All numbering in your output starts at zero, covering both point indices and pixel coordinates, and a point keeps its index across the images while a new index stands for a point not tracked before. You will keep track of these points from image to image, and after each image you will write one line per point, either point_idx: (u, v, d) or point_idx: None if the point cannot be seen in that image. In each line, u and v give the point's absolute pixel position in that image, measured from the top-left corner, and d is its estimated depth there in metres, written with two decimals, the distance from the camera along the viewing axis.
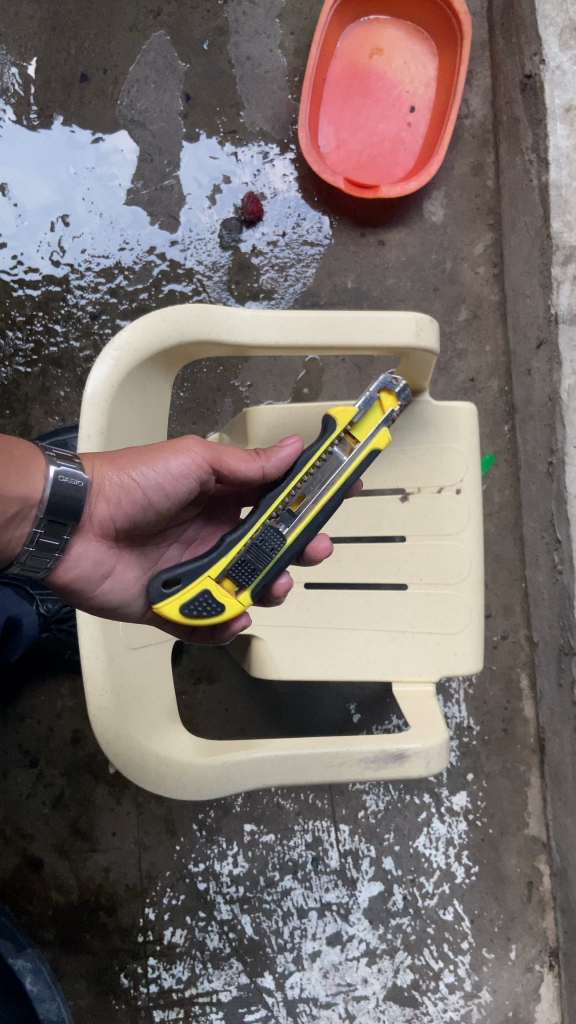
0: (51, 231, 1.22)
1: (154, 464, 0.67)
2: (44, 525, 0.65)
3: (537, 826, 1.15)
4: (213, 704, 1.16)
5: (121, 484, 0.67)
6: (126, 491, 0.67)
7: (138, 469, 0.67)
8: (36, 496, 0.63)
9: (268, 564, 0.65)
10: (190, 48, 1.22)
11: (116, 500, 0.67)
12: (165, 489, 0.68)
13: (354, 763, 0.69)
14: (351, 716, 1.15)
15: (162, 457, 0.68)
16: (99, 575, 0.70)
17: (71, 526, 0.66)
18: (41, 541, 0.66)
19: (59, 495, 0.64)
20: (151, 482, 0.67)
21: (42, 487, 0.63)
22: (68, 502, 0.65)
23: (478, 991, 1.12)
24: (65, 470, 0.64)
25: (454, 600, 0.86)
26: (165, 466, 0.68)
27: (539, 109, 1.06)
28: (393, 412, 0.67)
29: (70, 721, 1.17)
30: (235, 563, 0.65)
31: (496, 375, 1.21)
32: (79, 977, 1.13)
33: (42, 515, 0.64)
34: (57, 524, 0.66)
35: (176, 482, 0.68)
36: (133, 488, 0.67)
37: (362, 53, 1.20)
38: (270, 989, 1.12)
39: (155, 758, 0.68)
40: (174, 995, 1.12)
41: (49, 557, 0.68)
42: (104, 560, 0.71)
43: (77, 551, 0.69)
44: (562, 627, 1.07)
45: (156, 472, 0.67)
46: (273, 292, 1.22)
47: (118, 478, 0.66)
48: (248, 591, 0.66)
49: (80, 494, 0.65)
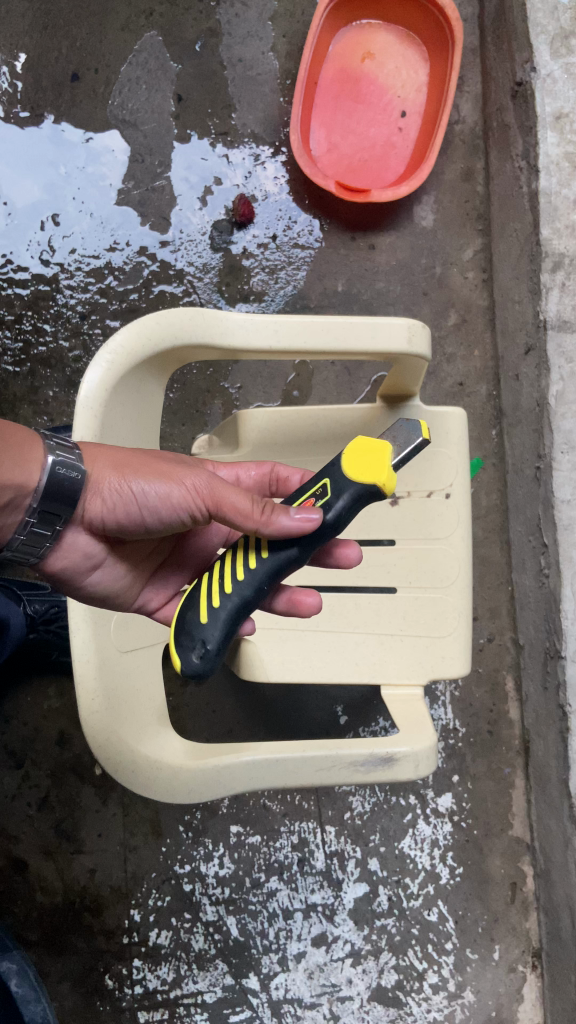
0: (41, 231, 1.22)
1: (157, 484, 0.66)
2: (37, 513, 0.65)
3: (521, 828, 1.16)
4: (201, 705, 1.16)
5: (118, 495, 0.66)
6: (121, 503, 0.66)
7: (139, 486, 0.66)
8: (32, 485, 0.63)
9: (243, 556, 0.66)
10: (182, 49, 1.22)
11: (110, 507, 0.66)
12: (159, 512, 0.67)
13: (344, 766, 0.69)
14: (338, 717, 1.16)
15: (166, 477, 0.66)
16: (87, 565, 0.72)
17: (65, 517, 0.66)
18: (34, 528, 0.66)
19: (54, 487, 0.64)
20: (148, 503, 0.66)
21: (39, 477, 0.63)
22: (63, 495, 0.64)
23: (462, 991, 1.12)
24: (63, 463, 0.63)
25: (443, 604, 0.87)
26: (166, 490, 0.66)
27: (530, 116, 1.07)
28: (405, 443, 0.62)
29: (56, 722, 1.17)
30: None
31: (484, 380, 1.22)
32: (64, 979, 1.13)
33: (37, 504, 0.64)
34: (50, 514, 0.66)
35: (171, 511, 0.67)
36: (130, 501, 0.66)
37: (354, 57, 1.21)
38: (255, 990, 1.12)
39: (146, 761, 0.68)
40: (159, 996, 1.12)
41: (40, 544, 0.68)
42: (96, 550, 0.72)
43: (68, 543, 0.70)
44: (548, 631, 1.08)
45: (156, 492, 0.66)
46: (264, 294, 1.22)
47: (116, 487, 0.66)
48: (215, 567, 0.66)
49: (76, 487, 0.64)
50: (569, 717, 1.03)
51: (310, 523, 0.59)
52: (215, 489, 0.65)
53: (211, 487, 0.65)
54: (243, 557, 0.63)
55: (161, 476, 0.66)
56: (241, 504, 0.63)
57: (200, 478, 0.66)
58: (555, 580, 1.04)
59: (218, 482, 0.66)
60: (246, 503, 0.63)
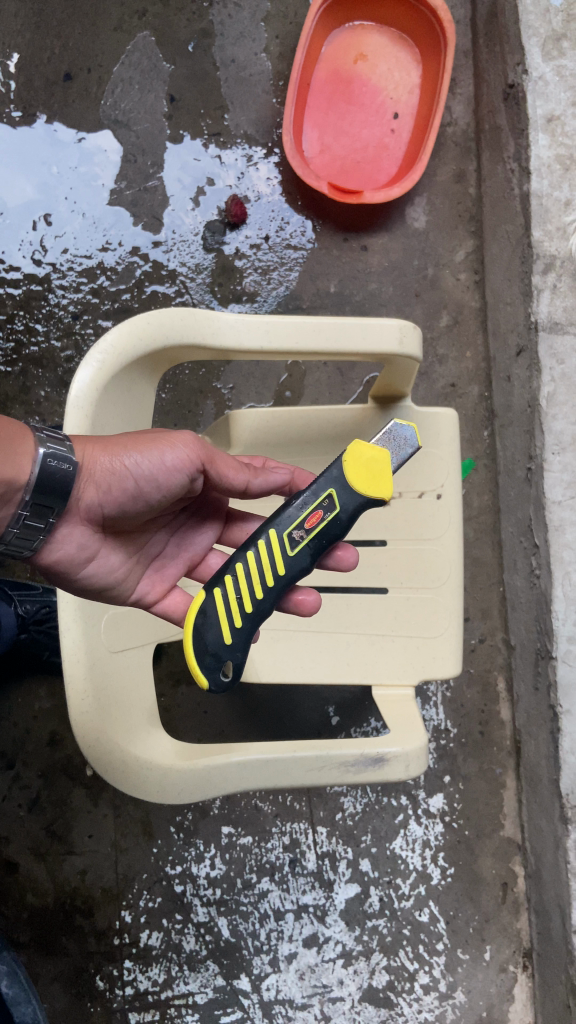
0: (33, 230, 1.22)
1: (149, 455, 0.66)
2: (30, 507, 0.64)
3: (512, 828, 1.17)
4: (193, 705, 1.16)
5: (111, 473, 0.65)
6: (115, 480, 0.66)
7: (132, 459, 0.66)
8: (24, 478, 0.62)
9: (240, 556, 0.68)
10: (175, 50, 1.22)
11: (104, 486, 0.66)
12: (157, 480, 0.67)
13: (334, 767, 0.69)
14: (330, 718, 1.16)
15: (157, 446, 0.67)
16: (82, 555, 0.70)
17: (57, 508, 0.65)
18: (27, 522, 0.65)
19: (47, 479, 0.63)
20: (143, 474, 0.66)
21: (31, 469, 0.62)
22: (55, 487, 0.64)
23: (453, 991, 1.13)
24: (54, 455, 0.63)
25: (434, 604, 0.87)
26: (160, 458, 0.66)
27: (522, 118, 1.07)
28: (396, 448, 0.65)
29: (47, 722, 1.16)
30: None
31: (476, 381, 1.22)
32: (54, 980, 1.13)
33: (29, 498, 0.63)
34: (43, 507, 0.65)
35: (167, 477, 0.67)
36: (124, 477, 0.66)
37: (347, 59, 1.21)
38: (246, 990, 1.12)
39: (136, 762, 0.68)
40: (150, 997, 1.12)
41: (34, 538, 0.67)
42: (89, 541, 0.71)
43: (61, 535, 0.69)
44: (539, 632, 1.08)
45: (149, 462, 0.66)
46: (256, 294, 1.22)
47: (109, 465, 0.65)
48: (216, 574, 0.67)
49: (68, 479, 0.64)
50: (560, 718, 1.03)
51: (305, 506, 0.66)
52: (207, 449, 0.69)
53: (203, 444, 0.68)
54: (258, 575, 0.66)
55: (152, 446, 0.67)
56: (230, 466, 0.71)
57: (189, 437, 0.68)
58: (546, 580, 1.05)
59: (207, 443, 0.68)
60: (234, 466, 0.71)
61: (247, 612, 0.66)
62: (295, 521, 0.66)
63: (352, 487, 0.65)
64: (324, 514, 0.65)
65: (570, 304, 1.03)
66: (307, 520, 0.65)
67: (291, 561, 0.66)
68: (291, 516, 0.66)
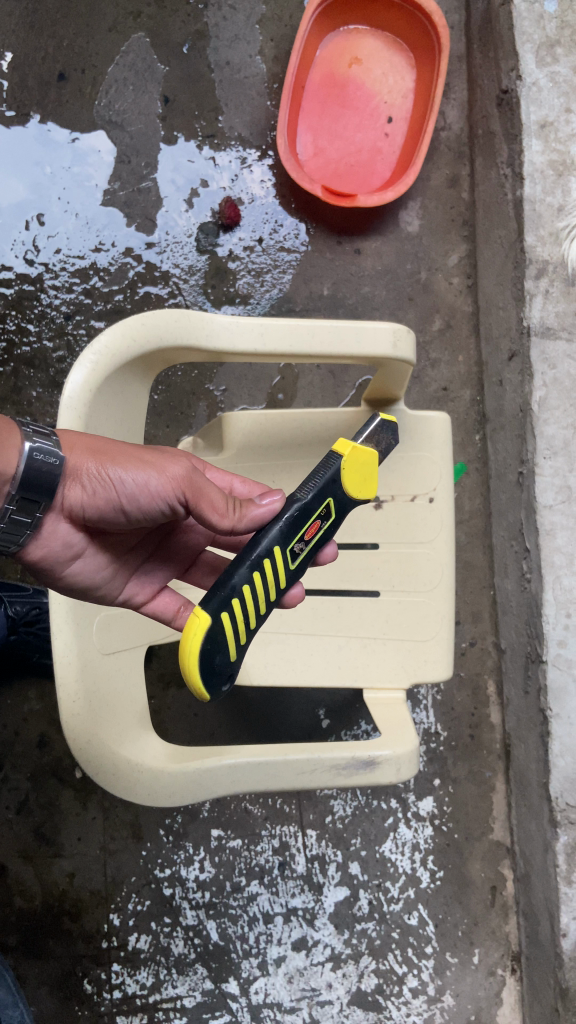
0: (26, 230, 1.21)
1: (136, 472, 0.65)
2: (16, 501, 0.63)
3: (501, 831, 1.17)
4: (183, 708, 1.15)
5: (97, 481, 0.64)
6: (101, 490, 0.65)
7: (118, 471, 0.64)
8: (10, 471, 0.61)
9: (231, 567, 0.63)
10: (170, 51, 1.22)
11: (90, 495, 0.65)
12: (139, 501, 0.66)
13: (325, 770, 0.69)
14: (321, 721, 1.16)
15: (145, 465, 0.65)
16: (68, 557, 0.70)
17: (45, 505, 0.64)
18: (12, 515, 0.64)
19: (33, 474, 0.62)
20: (126, 490, 0.65)
21: (17, 463, 0.61)
22: (42, 483, 0.63)
23: (441, 995, 1.13)
24: (40, 449, 0.62)
25: (426, 608, 0.87)
26: (145, 477, 0.65)
27: (515, 124, 1.08)
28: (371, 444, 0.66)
29: (36, 724, 1.16)
30: None
31: (468, 385, 1.23)
32: (42, 984, 1.12)
33: (16, 491, 0.63)
34: (29, 501, 0.64)
35: (150, 500, 0.65)
36: (109, 489, 0.65)
37: (341, 62, 1.21)
38: (234, 994, 1.11)
39: (127, 764, 0.68)
40: (138, 1001, 1.12)
41: (20, 532, 0.66)
42: (76, 542, 0.70)
43: (46, 534, 0.67)
44: (529, 636, 1.08)
45: (134, 479, 0.65)
46: (249, 297, 1.22)
47: (95, 473, 0.64)
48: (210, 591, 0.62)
49: (55, 474, 0.63)
50: (549, 721, 1.03)
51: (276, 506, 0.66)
52: (196, 483, 0.65)
53: (191, 479, 0.65)
54: (263, 591, 0.64)
55: (140, 463, 0.65)
56: (218, 503, 0.66)
57: (180, 467, 0.65)
58: (537, 584, 1.05)
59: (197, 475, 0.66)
60: (222, 500, 0.66)
61: (249, 627, 0.64)
62: (296, 533, 0.64)
63: (346, 488, 0.65)
64: (322, 523, 0.65)
65: (562, 310, 1.03)
66: (307, 530, 0.65)
67: (292, 572, 0.65)
68: (291, 529, 0.64)
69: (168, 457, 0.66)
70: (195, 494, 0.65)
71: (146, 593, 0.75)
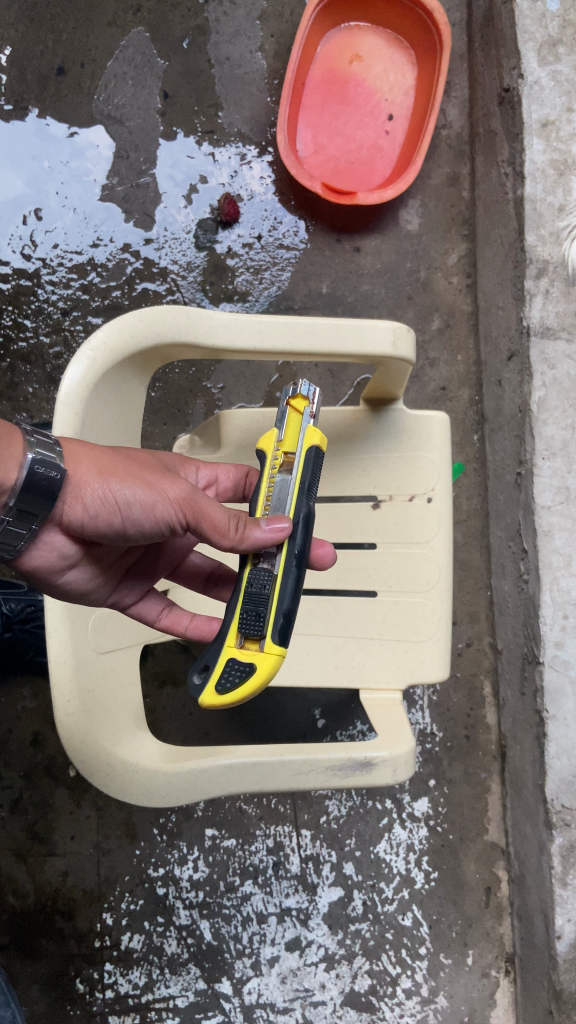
0: (23, 225, 1.20)
1: (140, 494, 0.64)
2: (13, 512, 0.61)
3: (496, 832, 1.16)
4: (178, 707, 1.15)
5: (102, 501, 0.63)
6: (104, 510, 0.63)
7: (124, 493, 0.63)
8: (10, 482, 0.59)
9: (271, 602, 0.63)
10: (170, 46, 1.21)
11: (92, 513, 0.63)
12: (140, 523, 0.65)
13: (321, 771, 0.69)
14: (316, 721, 1.15)
15: (149, 489, 0.64)
16: (63, 566, 0.68)
17: (41, 519, 0.62)
18: (9, 526, 0.62)
19: (32, 487, 0.60)
20: (132, 514, 0.64)
21: (17, 474, 0.59)
22: (41, 496, 0.61)
23: (435, 996, 1.12)
24: (41, 461, 0.59)
25: (423, 608, 0.86)
26: (150, 501, 0.64)
27: (516, 122, 1.07)
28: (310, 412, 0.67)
29: (30, 722, 1.15)
30: (244, 622, 0.63)
31: (466, 385, 1.23)
32: (33, 983, 1.11)
33: (13, 503, 0.60)
34: (27, 512, 0.61)
35: (151, 522, 0.65)
36: (113, 511, 0.64)
37: (342, 59, 1.20)
38: (227, 994, 1.11)
39: (122, 764, 0.67)
40: (131, 1001, 1.11)
41: (15, 543, 0.64)
42: (71, 551, 0.68)
43: (43, 542, 0.66)
44: (526, 638, 1.08)
45: (140, 502, 0.64)
46: (248, 294, 1.21)
47: (100, 492, 0.63)
48: (268, 636, 0.62)
49: (54, 488, 0.61)
50: (546, 723, 1.03)
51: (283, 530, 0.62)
52: (196, 506, 0.65)
53: (192, 503, 0.65)
54: None
55: (144, 485, 0.64)
56: (221, 521, 0.64)
57: (181, 490, 0.65)
58: (534, 585, 1.04)
59: (198, 497, 0.65)
60: (223, 518, 0.64)
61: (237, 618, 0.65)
62: None
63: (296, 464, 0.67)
64: None
65: (562, 310, 1.03)
66: None
67: None
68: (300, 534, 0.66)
69: (171, 481, 0.65)
70: (196, 518, 0.65)
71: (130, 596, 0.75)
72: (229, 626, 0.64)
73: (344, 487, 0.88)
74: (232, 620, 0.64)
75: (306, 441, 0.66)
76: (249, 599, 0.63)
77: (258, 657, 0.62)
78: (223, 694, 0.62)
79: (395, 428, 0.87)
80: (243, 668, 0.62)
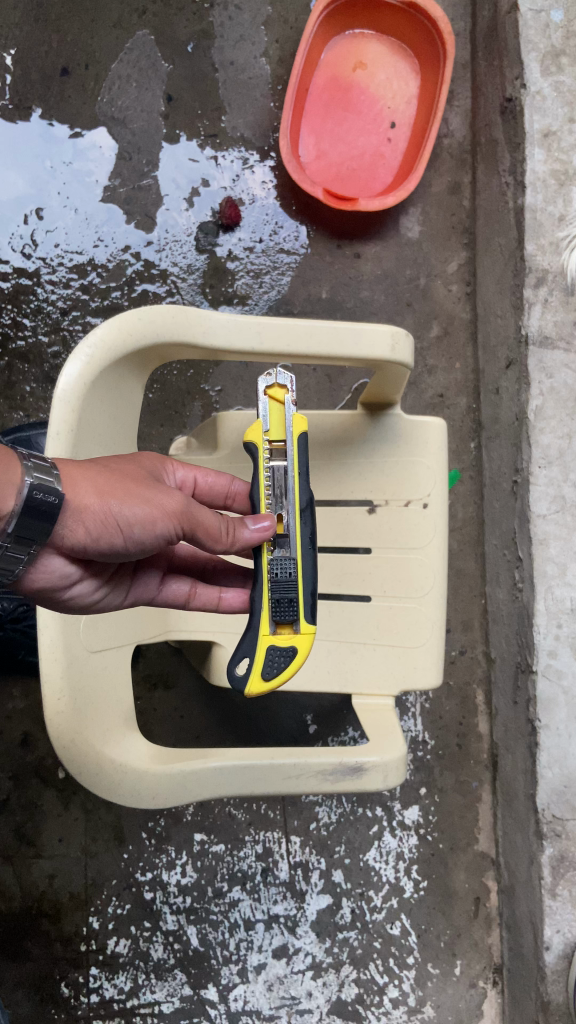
0: (24, 224, 1.20)
1: (140, 511, 0.62)
2: (11, 538, 0.58)
3: (487, 842, 1.16)
4: (169, 711, 1.15)
5: (102, 523, 0.61)
6: (105, 531, 0.62)
7: (124, 512, 0.62)
8: (6, 510, 0.56)
9: (301, 587, 0.69)
10: (174, 50, 1.21)
11: (93, 536, 0.61)
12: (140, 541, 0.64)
13: (311, 775, 0.68)
14: (308, 727, 1.15)
15: (147, 505, 0.63)
16: (66, 590, 0.65)
17: (40, 542, 0.59)
18: (6, 553, 0.59)
19: (30, 512, 0.57)
20: (133, 533, 0.62)
21: (14, 501, 0.56)
22: (40, 520, 0.58)
23: (422, 1006, 1.12)
24: (39, 485, 0.57)
25: (416, 613, 0.85)
26: (150, 517, 0.63)
27: (518, 133, 1.07)
28: (290, 397, 0.69)
29: (20, 723, 1.14)
30: (280, 611, 0.68)
31: (464, 392, 1.23)
32: (18, 986, 1.10)
33: (11, 529, 0.57)
34: (25, 538, 0.58)
35: (150, 538, 0.64)
36: (114, 531, 0.62)
37: (346, 66, 1.21)
38: (213, 1001, 1.10)
39: (111, 764, 0.66)
40: (116, 1006, 1.10)
41: (14, 569, 0.61)
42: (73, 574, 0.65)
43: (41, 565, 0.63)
44: (520, 646, 1.08)
45: (140, 521, 0.62)
46: (247, 297, 1.22)
47: (101, 515, 0.61)
48: (303, 618, 0.69)
49: (53, 511, 0.58)
50: (538, 733, 1.03)
51: (267, 527, 0.66)
52: (193, 514, 0.65)
53: (189, 513, 0.65)
54: None
55: (143, 501, 0.63)
56: (214, 527, 0.66)
57: (178, 501, 0.64)
58: (529, 593, 1.05)
59: (193, 504, 0.65)
60: (214, 523, 0.66)
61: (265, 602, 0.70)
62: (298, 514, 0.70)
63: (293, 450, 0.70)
64: None
65: (560, 319, 1.03)
66: None
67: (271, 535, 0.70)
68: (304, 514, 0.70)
69: (165, 491, 0.64)
70: (191, 525, 0.65)
71: (151, 590, 0.74)
72: (259, 616, 0.69)
73: (341, 489, 0.87)
74: (261, 609, 0.69)
75: (296, 430, 0.69)
76: (277, 590, 0.68)
77: (298, 638, 0.69)
78: (272, 679, 0.68)
79: (392, 434, 0.86)
80: (286, 652, 0.69)
